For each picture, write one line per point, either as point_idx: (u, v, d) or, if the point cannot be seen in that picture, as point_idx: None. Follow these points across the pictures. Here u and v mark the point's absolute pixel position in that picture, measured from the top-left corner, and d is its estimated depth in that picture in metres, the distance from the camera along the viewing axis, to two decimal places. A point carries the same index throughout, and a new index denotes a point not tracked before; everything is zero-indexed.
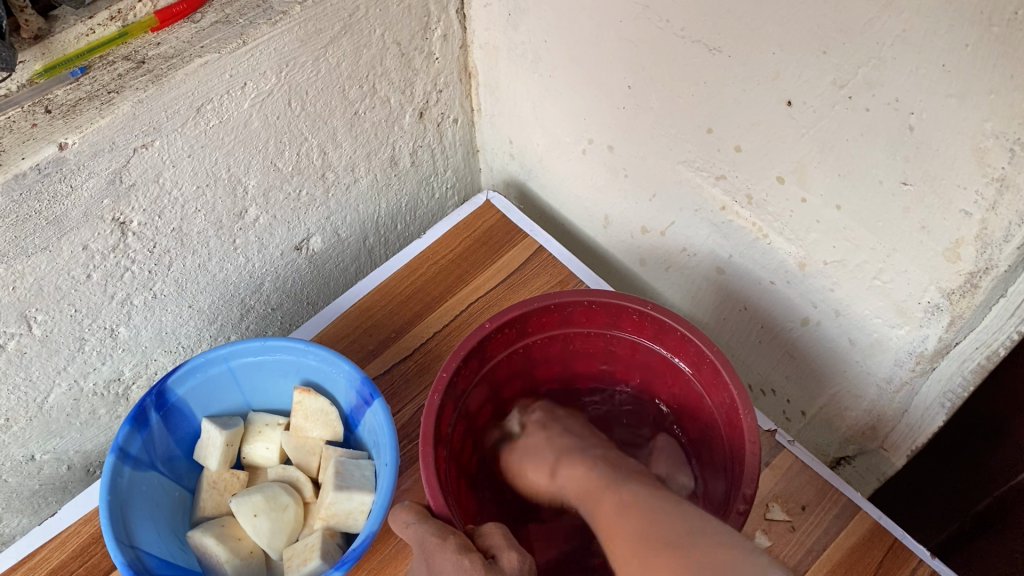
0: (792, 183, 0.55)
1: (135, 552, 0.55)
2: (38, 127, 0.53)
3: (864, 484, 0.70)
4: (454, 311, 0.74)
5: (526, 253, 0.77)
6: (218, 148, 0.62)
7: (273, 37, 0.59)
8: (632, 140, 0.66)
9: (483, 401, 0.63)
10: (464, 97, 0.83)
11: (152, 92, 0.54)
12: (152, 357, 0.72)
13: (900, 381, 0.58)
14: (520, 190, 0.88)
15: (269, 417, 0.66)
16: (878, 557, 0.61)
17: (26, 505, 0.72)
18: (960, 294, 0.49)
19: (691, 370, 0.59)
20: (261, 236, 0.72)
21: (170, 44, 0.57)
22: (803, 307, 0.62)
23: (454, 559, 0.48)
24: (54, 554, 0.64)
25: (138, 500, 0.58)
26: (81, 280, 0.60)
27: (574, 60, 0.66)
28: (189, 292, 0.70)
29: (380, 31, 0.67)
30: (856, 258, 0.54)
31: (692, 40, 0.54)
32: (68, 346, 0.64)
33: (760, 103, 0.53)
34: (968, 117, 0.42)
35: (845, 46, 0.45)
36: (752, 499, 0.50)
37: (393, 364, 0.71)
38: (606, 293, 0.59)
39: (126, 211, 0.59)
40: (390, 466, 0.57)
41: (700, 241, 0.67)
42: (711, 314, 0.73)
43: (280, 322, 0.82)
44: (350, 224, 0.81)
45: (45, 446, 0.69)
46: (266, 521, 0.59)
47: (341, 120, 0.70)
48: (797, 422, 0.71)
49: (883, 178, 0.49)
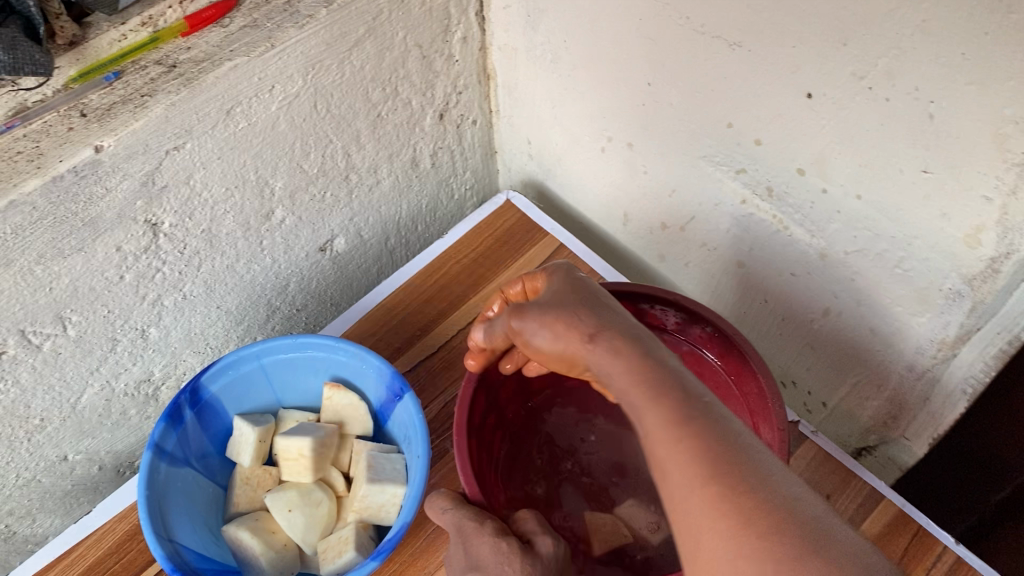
0: (812, 175, 0.56)
1: (172, 546, 0.56)
2: (74, 130, 0.54)
3: (886, 474, 0.71)
4: (477, 309, 0.75)
5: (547, 250, 0.78)
6: (246, 150, 0.63)
7: (301, 40, 0.60)
8: (652, 137, 0.67)
9: (511, 393, 0.64)
10: (482, 98, 0.84)
11: (184, 96, 0.56)
12: (181, 358, 0.73)
13: (922, 368, 0.59)
14: (539, 189, 0.89)
15: (292, 444, 0.62)
16: (903, 543, 0.61)
17: (58, 506, 0.74)
18: (981, 279, 0.50)
19: (717, 360, 0.60)
20: (288, 237, 0.73)
21: (200, 48, 0.59)
22: (824, 298, 0.63)
23: (490, 541, 0.49)
24: (89, 551, 0.65)
25: (174, 495, 0.60)
26: (114, 281, 0.61)
27: (594, 60, 0.67)
28: (218, 293, 0.71)
29: (402, 34, 0.69)
30: (877, 247, 0.55)
31: (712, 36, 0.55)
32: (100, 347, 0.65)
33: (780, 97, 0.54)
34: (988, 103, 0.43)
35: (864, 38, 0.46)
36: (781, 482, 0.51)
37: (418, 361, 0.72)
38: (632, 286, 0.60)
39: (157, 212, 0.60)
40: (421, 458, 0.58)
41: (720, 235, 0.68)
42: (732, 308, 0.74)
43: (304, 323, 0.83)
44: (372, 225, 0.82)
45: (77, 447, 0.71)
46: (300, 517, 0.61)
47: (364, 122, 0.71)
48: (818, 413, 0.72)
49: (903, 167, 0.50)
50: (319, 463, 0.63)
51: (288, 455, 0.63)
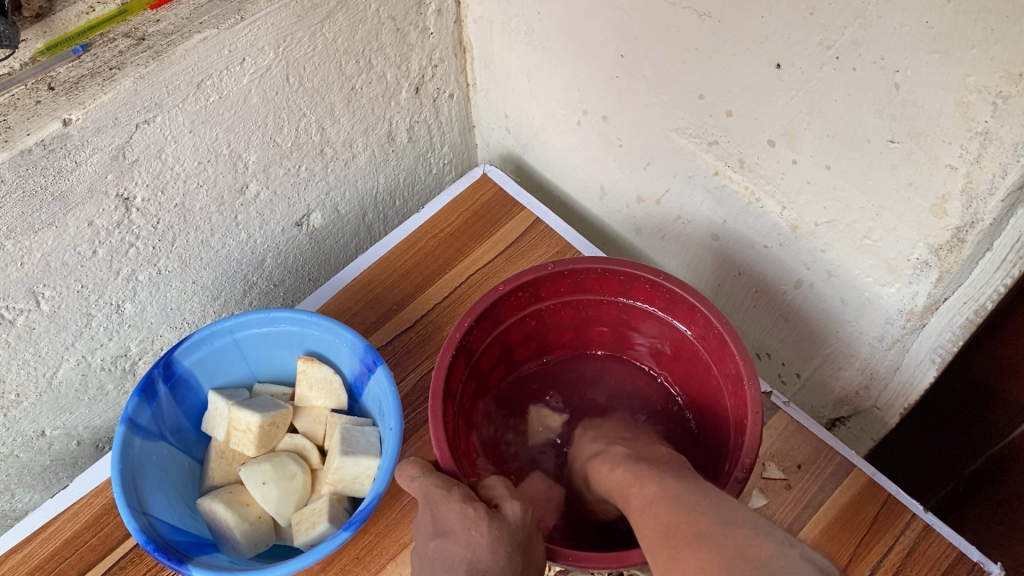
0: (783, 146, 0.56)
1: (147, 519, 0.56)
2: (42, 104, 0.54)
3: (859, 445, 0.71)
4: (453, 283, 0.75)
5: (524, 224, 0.78)
6: (218, 123, 0.63)
7: (271, 13, 0.60)
8: (626, 109, 0.67)
9: (495, 361, 0.65)
10: (459, 72, 0.84)
11: (153, 68, 0.55)
12: (157, 333, 0.73)
13: (891, 339, 0.59)
14: (517, 164, 0.89)
15: (243, 416, 0.62)
16: (873, 512, 0.62)
17: (37, 481, 0.74)
18: (947, 249, 0.50)
19: (699, 339, 0.60)
20: (263, 211, 0.73)
21: (169, 20, 0.58)
22: (796, 270, 0.63)
23: (458, 508, 0.50)
24: (67, 524, 0.65)
25: (148, 469, 0.60)
26: (87, 256, 0.61)
27: (568, 32, 0.67)
28: (193, 268, 0.71)
29: (375, 6, 0.68)
30: (846, 218, 0.56)
31: (683, 7, 0.55)
32: (75, 322, 0.65)
33: (750, 66, 0.54)
34: (952, 73, 0.43)
35: (830, 7, 0.46)
36: (751, 466, 0.51)
37: (394, 335, 0.73)
38: (619, 261, 0.60)
39: (129, 187, 0.60)
40: (394, 431, 0.58)
41: (694, 208, 0.68)
42: (707, 281, 0.74)
43: (282, 298, 0.83)
44: (349, 200, 0.82)
45: (54, 422, 0.71)
46: (274, 489, 0.61)
47: (338, 95, 0.71)
48: (792, 384, 0.72)
49: (870, 137, 0.50)
50: (266, 440, 0.63)
51: (237, 425, 0.63)
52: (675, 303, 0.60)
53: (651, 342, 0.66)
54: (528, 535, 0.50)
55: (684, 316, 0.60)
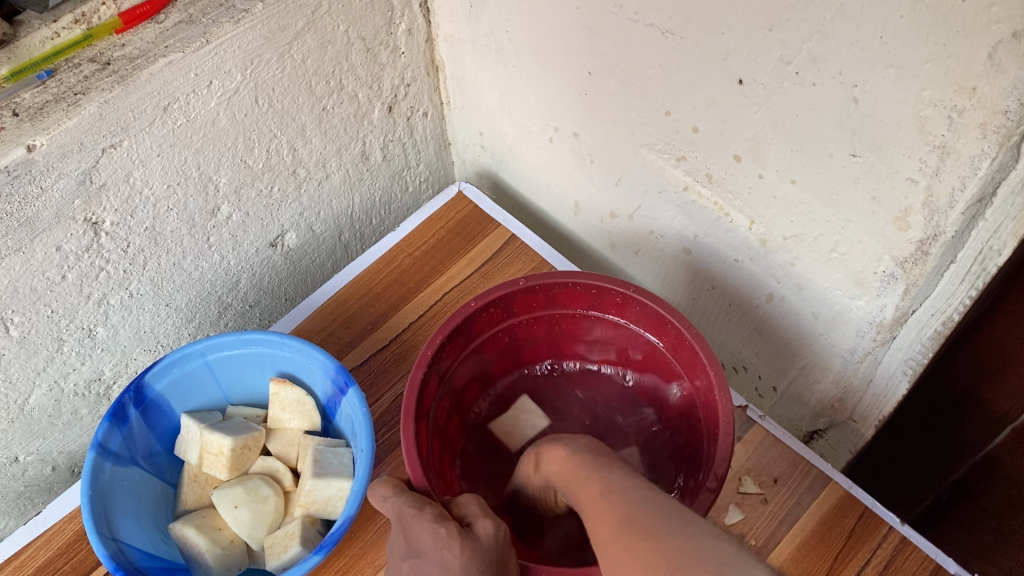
0: (748, 161, 0.56)
1: (117, 545, 0.56)
2: (5, 130, 0.53)
3: (837, 457, 0.71)
4: (429, 301, 0.75)
5: (499, 241, 0.78)
6: (187, 146, 0.62)
7: (237, 35, 0.60)
8: (596, 126, 0.67)
9: (469, 377, 0.64)
10: (433, 90, 0.84)
11: (118, 93, 0.55)
12: (131, 357, 0.73)
13: (863, 352, 0.59)
14: (493, 180, 0.89)
15: (215, 439, 0.62)
16: (849, 526, 0.62)
17: (12, 508, 0.74)
18: (912, 262, 0.50)
19: (671, 351, 0.60)
20: (235, 233, 0.73)
21: (135, 45, 0.58)
22: (768, 284, 0.63)
23: (430, 528, 0.50)
24: (39, 552, 0.65)
25: (119, 494, 0.59)
26: (56, 281, 0.61)
27: (537, 49, 0.67)
28: (165, 291, 0.71)
29: (344, 26, 0.68)
30: (813, 231, 0.56)
31: (645, 24, 0.55)
32: (46, 347, 0.65)
33: (713, 83, 0.54)
34: (907, 87, 0.43)
35: (788, 23, 0.46)
36: (722, 477, 0.51)
37: (370, 355, 0.72)
38: (589, 275, 0.60)
39: (97, 211, 0.60)
40: (366, 452, 0.58)
41: (666, 223, 0.68)
42: (682, 295, 0.74)
43: (259, 319, 0.83)
44: (324, 219, 0.82)
45: (28, 448, 0.70)
46: (246, 513, 0.61)
47: (309, 116, 0.71)
48: (769, 397, 0.72)
49: (833, 151, 0.50)
50: (238, 464, 0.63)
51: (209, 449, 0.62)
52: (647, 315, 0.60)
53: (625, 356, 0.66)
54: (499, 554, 0.50)
55: (656, 328, 0.60)
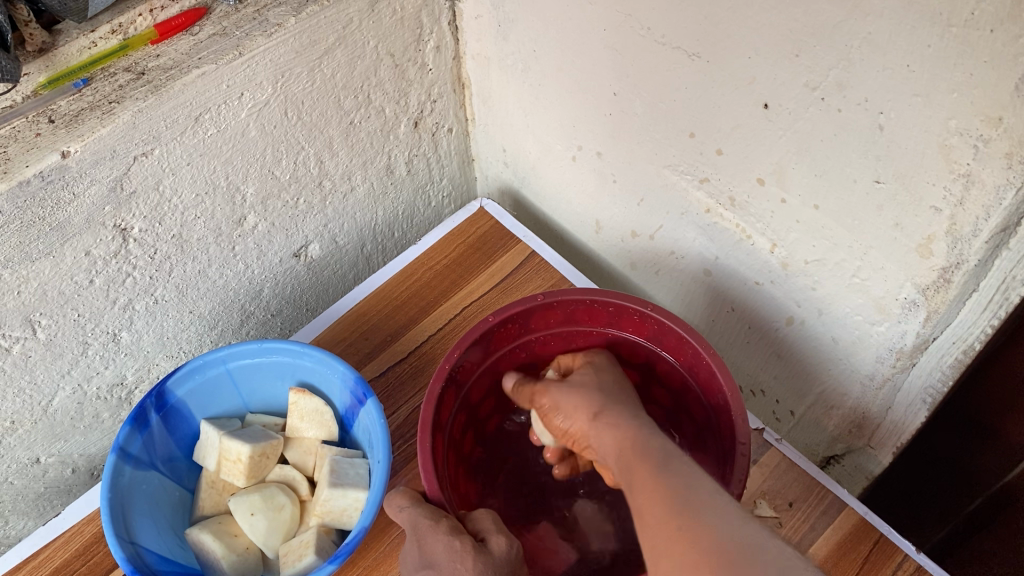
0: (772, 185, 0.56)
1: (134, 548, 0.56)
2: (41, 136, 0.55)
3: (853, 483, 0.71)
4: (448, 315, 0.75)
5: (520, 257, 0.78)
6: (216, 156, 0.63)
7: (269, 49, 0.61)
8: (620, 145, 0.68)
9: (486, 392, 0.64)
10: (458, 107, 0.85)
11: (152, 102, 0.56)
12: (154, 362, 0.74)
13: (882, 377, 0.59)
14: (514, 197, 0.90)
15: (234, 446, 0.62)
16: (865, 553, 0.61)
17: (31, 508, 0.75)
18: (934, 289, 0.50)
19: (688, 370, 0.60)
20: (261, 242, 0.74)
21: (169, 56, 0.59)
22: (787, 307, 0.63)
23: (445, 539, 0.50)
24: (57, 553, 0.65)
25: (138, 498, 0.60)
26: (84, 286, 0.62)
27: (564, 69, 0.68)
28: (189, 298, 0.71)
29: (373, 42, 0.69)
30: (835, 256, 0.56)
31: (672, 47, 0.56)
32: (71, 350, 0.65)
33: (738, 106, 0.54)
34: (934, 116, 0.43)
35: (815, 49, 0.47)
36: (738, 496, 0.51)
37: (389, 366, 0.73)
38: (608, 292, 0.60)
39: (126, 218, 0.61)
40: (382, 464, 0.58)
41: (686, 244, 0.68)
42: (701, 316, 0.74)
43: (280, 328, 0.84)
44: (347, 231, 0.83)
45: (49, 450, 0.71)
46: (262, 520, 0.61)
47: (337, 129, 0.72)
48: (786, 421, 0.72)
49: (857, 177, 0.50)
50: (255, 471, 0.64)
51: (227, 455, 0.63)
52: (663, 333, 0.60)
53: (642, 374, 0.66)
54: (512, 569, 0.50)
55: (673, 347, 0.60)
